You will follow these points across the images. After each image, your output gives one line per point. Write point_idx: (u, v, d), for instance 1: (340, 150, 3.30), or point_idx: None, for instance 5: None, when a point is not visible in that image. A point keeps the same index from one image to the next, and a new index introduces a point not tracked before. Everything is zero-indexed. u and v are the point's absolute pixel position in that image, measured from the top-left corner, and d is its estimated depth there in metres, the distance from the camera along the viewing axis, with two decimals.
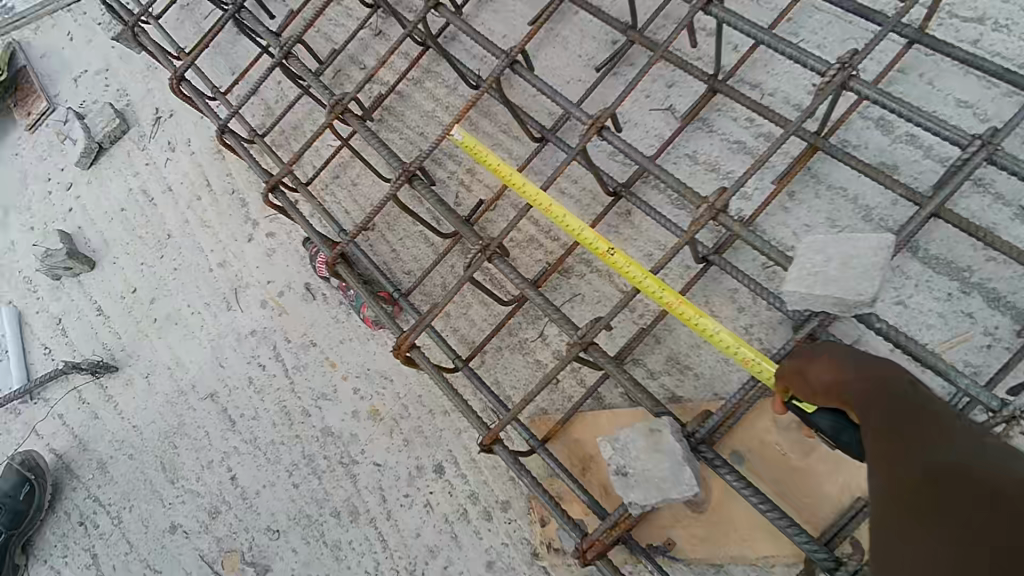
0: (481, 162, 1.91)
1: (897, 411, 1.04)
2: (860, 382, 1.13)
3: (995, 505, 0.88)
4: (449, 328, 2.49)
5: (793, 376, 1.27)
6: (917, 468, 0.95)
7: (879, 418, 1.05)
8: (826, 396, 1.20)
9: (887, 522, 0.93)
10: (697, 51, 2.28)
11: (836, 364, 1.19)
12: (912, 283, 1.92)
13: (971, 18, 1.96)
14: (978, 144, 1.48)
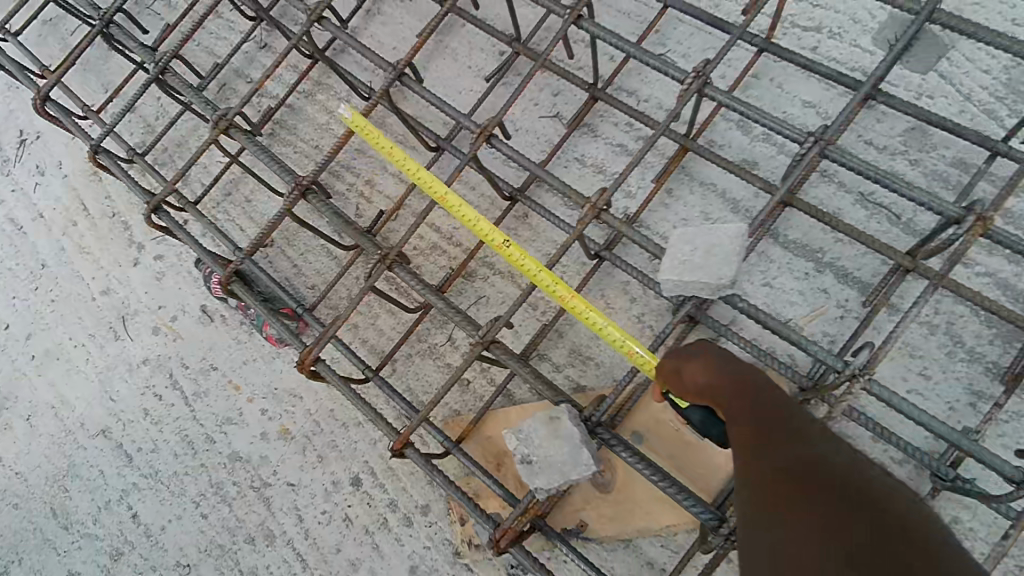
0: (374, 144, 1.83)
1: (763, 417, 1.23)
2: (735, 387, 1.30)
3: (843, 495, 1.07)
4: (357, 340, 2.49)
5: (670, 375, 1.41)
6: (783, 464, 1.15)
7: (751, 425, 1.23)
8: (700, 395, 1.36)
9: (764, 518, 1.11)
10: (576, 61, 2.41)
11: (710, 363, 1.35)
12: (776, 266, 2.16)
13: (810, 27, 2.21)
14: (811, 140, 1.69)
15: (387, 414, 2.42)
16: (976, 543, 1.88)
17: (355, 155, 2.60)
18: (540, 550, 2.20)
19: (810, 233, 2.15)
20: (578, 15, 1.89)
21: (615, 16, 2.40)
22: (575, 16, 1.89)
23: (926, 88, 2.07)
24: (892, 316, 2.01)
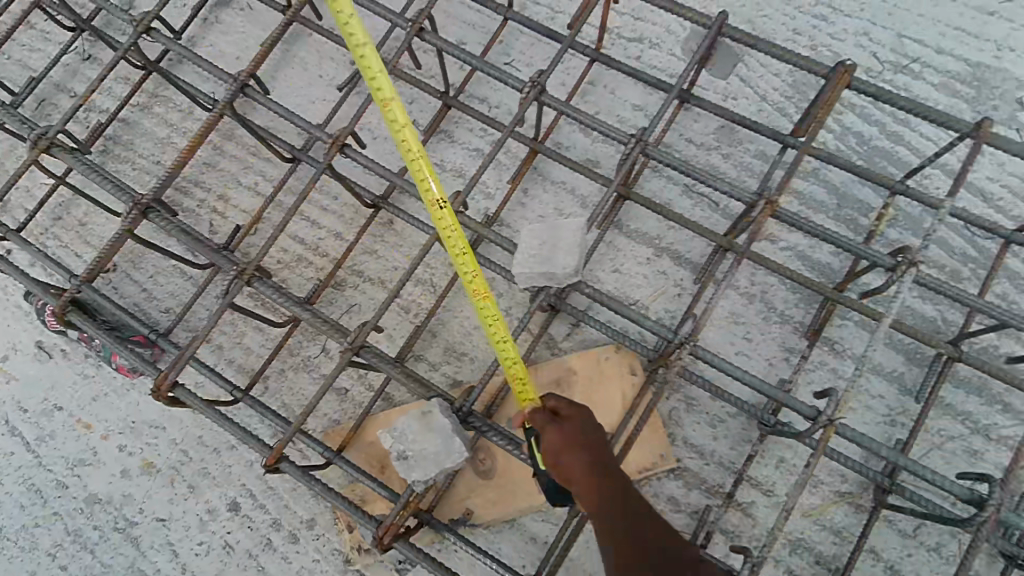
0: (352, 36, 1.28)
1: (618, 498, 1.57)
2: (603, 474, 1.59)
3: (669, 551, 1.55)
4: (223, 361, 2.43)
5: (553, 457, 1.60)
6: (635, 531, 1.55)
7: (619, 507, 1.56)
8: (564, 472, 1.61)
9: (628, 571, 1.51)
10: (425, 70, 2.50)
11: (585, 451, 1.60)
12: (622, 254, 2.43)
13: (633, 38, 2.50)
14: (634, 141, 1.92)
15: (261, 433, 2.37)
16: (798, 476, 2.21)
17: (203, 169, 2.50)
18: (429, 543, 2.29)
19: (648, 223, 2.44)
20: (419, 27, 2.00)
21: (462, 27, 2.54)
22: (416, 29, 1.99)
23: (730, 91, 2.42)
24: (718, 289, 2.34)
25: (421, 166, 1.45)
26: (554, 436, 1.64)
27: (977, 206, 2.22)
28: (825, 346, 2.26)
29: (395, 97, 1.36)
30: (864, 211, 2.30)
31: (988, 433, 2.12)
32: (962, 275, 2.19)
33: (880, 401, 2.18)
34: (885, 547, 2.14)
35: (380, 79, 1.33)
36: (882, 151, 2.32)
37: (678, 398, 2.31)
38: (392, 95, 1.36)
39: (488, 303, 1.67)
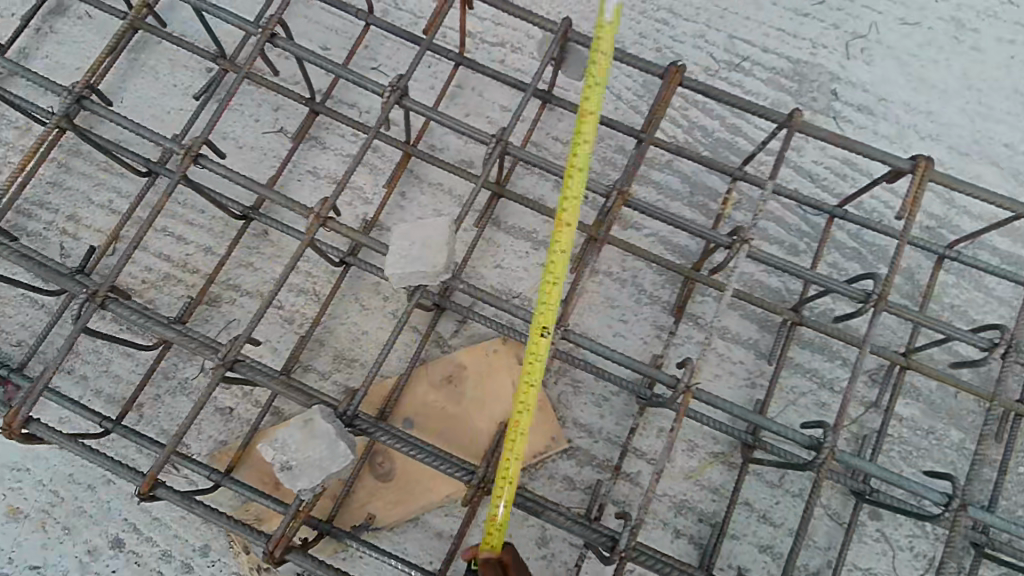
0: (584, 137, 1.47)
1: None
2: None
3: None
4: (88, 391, 2.32)
5: None
6: None
7: None
8: None
9: None
10: (283, 76, 2.50)
11: None
12: (503, 250, 2.53)
13: (496, 43, 2.67)
14: (495, 142, 2.02)
15: (141, 462, 2.28)
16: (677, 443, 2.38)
17: (49, 189, 2.39)
18: (333, 553, 2.25)
19: (524, 218, 2.55)
20: (271, 32, 2.00)
21: (325, 33, 2.59)
22: (268, 35, 1.98)
23: (589, 91, 2.62)
24: (594, 277, 2.50)
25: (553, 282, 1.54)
26: None
27: (805, 186, 2.53)
28: (690, 321, 2.47)
29: (558, 279, 1.53)
30: (713, 198, 2.58)
31: (833, 385, 2.38)
32: (798, 248, 2.49)
33: (740, 365, 2.43)
34: (759, 500, 2.30)
35: (574, 203, 1.50)
36: (725, 141, 2.60)
37: (565, 382, 2.44)
38: (559, 266, 1.53)
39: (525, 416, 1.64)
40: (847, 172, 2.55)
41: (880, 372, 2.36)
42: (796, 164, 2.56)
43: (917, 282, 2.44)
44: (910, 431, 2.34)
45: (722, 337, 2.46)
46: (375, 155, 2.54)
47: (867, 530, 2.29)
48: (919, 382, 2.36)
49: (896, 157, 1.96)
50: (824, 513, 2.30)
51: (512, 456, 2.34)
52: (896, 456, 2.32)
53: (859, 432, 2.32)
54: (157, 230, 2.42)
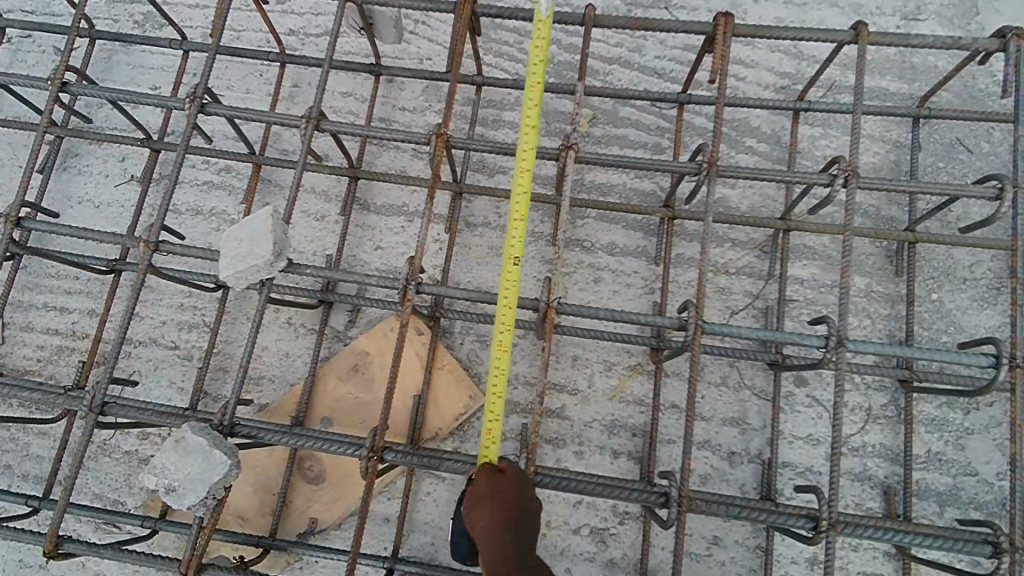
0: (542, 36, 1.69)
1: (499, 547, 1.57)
2: (519, 529, 1.60)
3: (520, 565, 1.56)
4: (16, 478, 2.34)
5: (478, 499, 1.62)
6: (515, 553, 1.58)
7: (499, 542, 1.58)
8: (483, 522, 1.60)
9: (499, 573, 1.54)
10: (112, 122, 2.62)
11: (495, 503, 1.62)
12: (378, 231, 2.52)
13: (319, 33, 2.70)
14: (304, 120, 1.97)
15: (84, 530, 2.31)
16: (593, 367, 2.35)
17: None
18: (288, 566, 2.28)
19: (391, 194, 2.54)
20: (62, 81, 2.02)
21: (151, 73, 2.71)
22: (59, 83, 2.01)
23: (423, 53, 2.63)
24: (471, 230, 2.49)
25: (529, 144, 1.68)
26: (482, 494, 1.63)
27: (654, 83, 2.58)
28: (577, 247, 2.44)
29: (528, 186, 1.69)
30: (566, 120, 2.56)
31: (727, 269, 2.40)
32: (662, 145, 2.52)
33: (635, 276, 2.41)
34: (684, 399, 2.31)
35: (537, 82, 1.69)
36: (567, 64, 2.61)
37: (472, 340, 2.40)
38: (528, 179, 1.68)
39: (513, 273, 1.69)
40: (691, 58, 2.59)
41: (768, 243, 2.40)
42: (640, 65, 2.60)
43: (784, 144, 2.50)
44: (814, 290, 2.37)
45: (611, 252, 2.43)
46: (230, 175, 2.57)
47: (797, 399, 2.29)
48: (810, 240, 2.39)
49: (700, 23, 1.93)
50: (752, 394, 2.29)
51: (435, 425, 2.32)
52: (807, 318, 2.34)
53: (763, 306, 2.36)
54: (38, 307, 2.47)
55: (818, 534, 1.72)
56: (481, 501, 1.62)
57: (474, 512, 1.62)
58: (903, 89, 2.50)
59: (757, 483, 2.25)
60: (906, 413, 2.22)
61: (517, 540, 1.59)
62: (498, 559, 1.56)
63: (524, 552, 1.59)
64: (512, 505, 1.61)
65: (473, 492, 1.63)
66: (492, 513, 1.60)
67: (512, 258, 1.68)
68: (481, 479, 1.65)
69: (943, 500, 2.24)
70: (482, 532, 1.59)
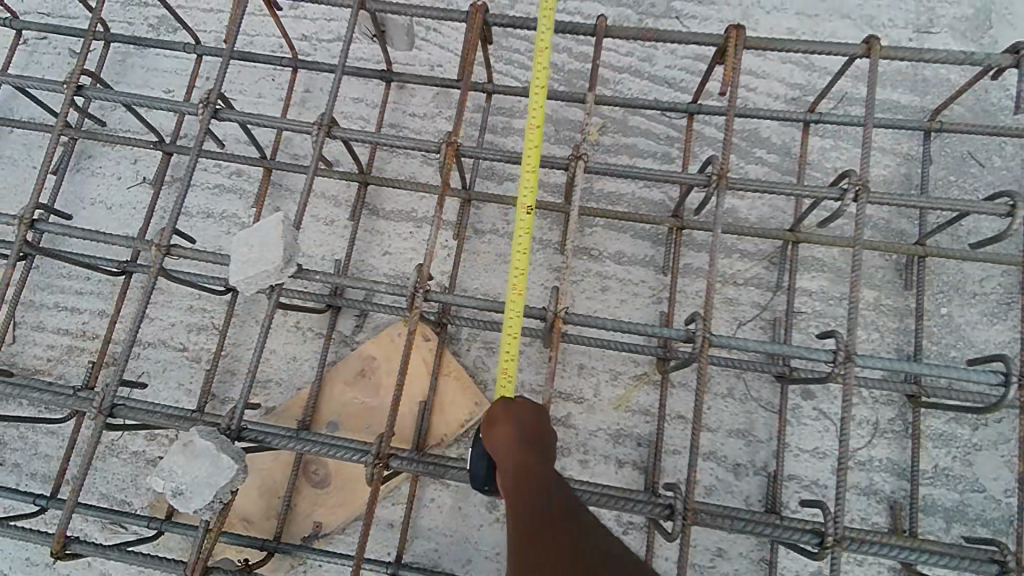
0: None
1: (529, 474, 1.39)
2: (541, 449, 1.46)
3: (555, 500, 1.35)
4: (24, 476, 2.36)
5: (505, 419, 1.50)
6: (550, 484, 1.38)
7: (525, 469, 1.40)
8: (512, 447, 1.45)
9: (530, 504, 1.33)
10: (126, 125, 2.65)
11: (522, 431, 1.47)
12: (387, 237, 2.53)
13: (332, 38, 2.72)
14: (316, 127, 1.98)
15: (90, 530, 2.33)
16: (599, 376, 2.35)
17: None
18: (292, 569, 2.29)
19: (400, 200, 2.55)
20: (77, 84, 2.04)
21: (164, 77, 2.74)
22: (74, 87, 2.02)
23: (434, 60, 2.66)
24: (480, 237, 2.50)
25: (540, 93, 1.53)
26: (506, 426, 1.49)
27: (664, 93, 2.59)
28: (585, 256, 2.44)
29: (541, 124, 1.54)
30: (576, 129, 2.57)
31: (735, 280, 2.40)
32: (671, 155, 2.53)
33: (643, 285, 2.41)
34: (690, 409, 2.31)
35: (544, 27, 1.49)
36: (577, 72, 2.62)
37: (478, 347, 2.41)
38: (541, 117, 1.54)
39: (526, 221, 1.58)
40: (701, 68, 2.60)
41: (777, 254, 2.40)
42: (650, 74, 2.61)
43: (793, 155, 2.51)
44: (823, 302, 2.37)
45: (619, 261, 2.43)
46: (242, 179, 2.60)
47: (804, 412, 2.29)
48: (818, 252, 2.39)
49: (712, 35, 1.93)
50: (758, 406, 2.29)
51: (441, 431, 2.32)
52: (814, 331, 2.34)
53: (771, 317, 2.36)
54: (49, 307, 2.50)
55: (823, 550, 1.71)
56: (498, 420, 1.51)
57: (492, 435, 1.51)
58: (915, 102, 2.50)
59: (762, 495, 2.24)
60: (913, 428, 2.22)
61: (541, 457, 1.44)
62: (517, 473, 1.39)
63: (548, 469, 1.42)
64: (531, 422, 1.50)
65: (490, 412, 1.54)
66: (509, 427, 1.48)
67: (523, 208, 1.56)
68: (498, 401, 1.56)
69: (949, 516, 2.23)
70: (505, 454, 1.44)
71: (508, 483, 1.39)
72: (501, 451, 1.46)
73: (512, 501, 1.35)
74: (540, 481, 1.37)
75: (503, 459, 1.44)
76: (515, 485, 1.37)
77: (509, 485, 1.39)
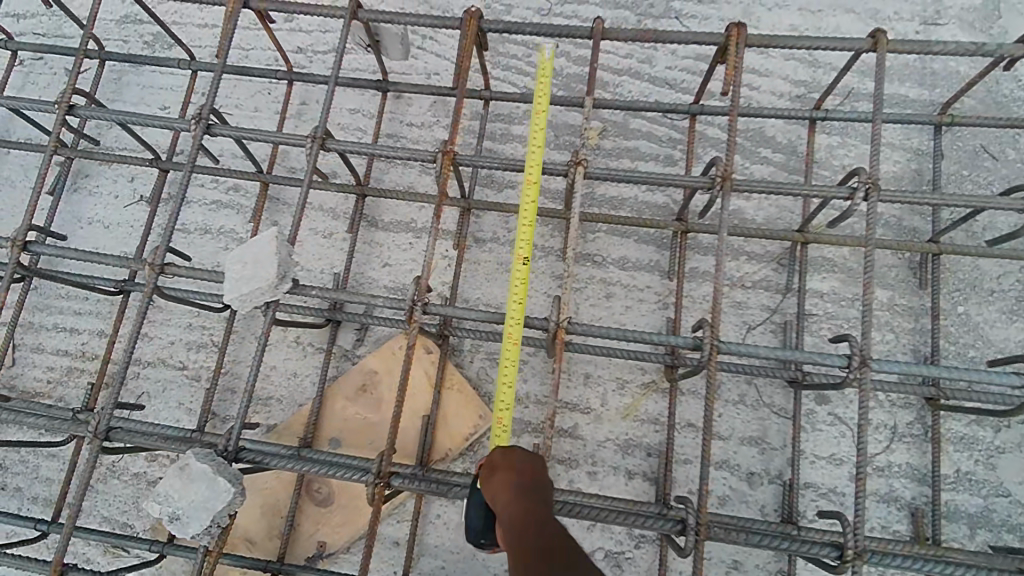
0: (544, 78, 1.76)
1: (527, 520, 1.35)
2: (538, 497, 1.42)
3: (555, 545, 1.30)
4: (25, 500, 2.33)
5: (504, 467, 1.47)
6: (552, 530, 1.34)
7: (524, 514, 1.36)
8: (511, 495, 1.41)
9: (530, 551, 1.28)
10: (122, 143, 2.65)
11: (521, 478, 1.44)
12: (386, 248, 2.49)
13: (327, 50, 2.70)
14: (310, 140, 1.93)
15: (93, 554, 2.29)
16: (605, 385, 2.30)
17: None
18: None
19: (399, 211, 2.51)
20: (69, 104, 2.01)
21: (160, 94, 2.73)
22: (65, 107, 2.00)
23: (431, 68, 2.63)
24: (480, 246, 2.45)
25: (536, 158, 1.74)
26: (503, 474, 1.46)
27: (665, 94, 2.54)
28: (588, 262, 2.39)
29: (537, 195, 1.73)
30: (576, 133, 2.52)
31: (743, 283, 2.34)
32: (674, 157, 2.48)
33: (648, 291, 2.35)
34: (700, 417, 2.25)
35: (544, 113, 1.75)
36: (576, 76, 2.58)
37: (481, 358, 2.36)
38: (536, 189, 1.73)
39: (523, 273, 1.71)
40: (703, 68, 2.56)
41: (786, 255, 2.34)
42: (650, 76, 2.57)
43: (800, 154, 2.46)
44: (834, 304, 2.32)
45: (623, 267, 2.38)
46: (239, 194, 2.57)
47: (819, 417, 2.22)
48: (828, 253, 2.34)
49: (712, 34, 1.88)
50: (771, 412, 2.22)
51: (444, 447, 2.26)
52: (827, 334, 2.28)
53: (782, 321, 2.30)
54: (48, 328, 2.48)
55: (843, 564, 1.64)
56: (497, 469, 1.48)
57: (489, 484, 1.47)
58: (923, 95, 2.44)
59: (777, 505, 2.17)
60: (932, 431, 2.14)
61: (539, 505, 1.40)
62: (514, 525, 1.35)
63: (547, 518, 1.37)
64: (529, 470, 1.47)
65: (488, 461, 1.51)
66: (507, 476, 1.45)
67: (520, 260, 1.70)
68: (496, 449, 1.54)
69: (974, 522, 2.15)
70: (504, 503, 1.41)
71: (507, 534, 1.35)
72: (499, 500, 1.43)
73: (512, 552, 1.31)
74: (538, 527, 1.34)
75: (501, 508, 1.40)
76: (514, 536, 1.33)
77: (508, 537, 1.35)
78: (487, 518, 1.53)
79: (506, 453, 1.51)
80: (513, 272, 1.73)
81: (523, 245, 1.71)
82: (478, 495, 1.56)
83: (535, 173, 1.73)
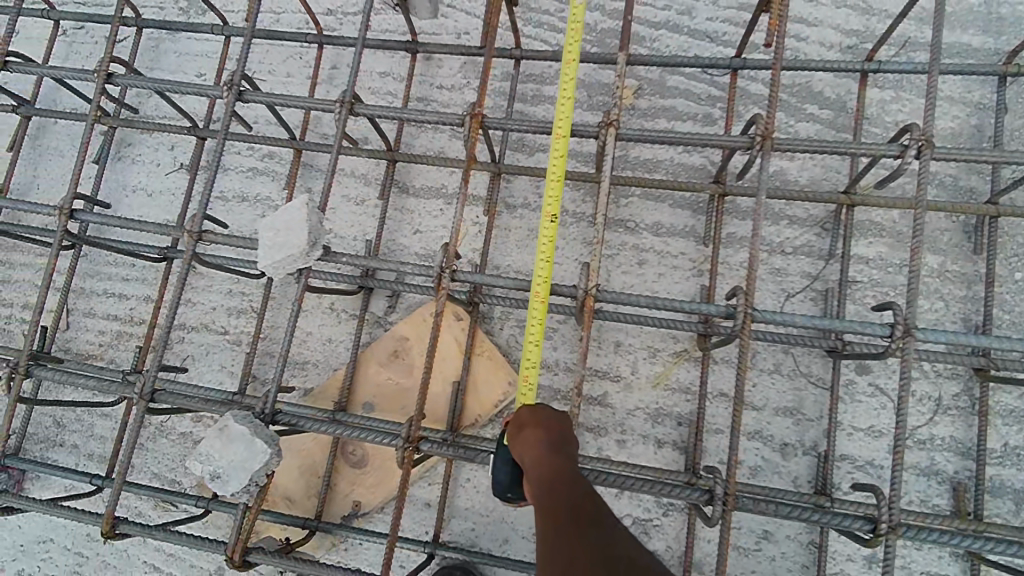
0: (575, 21, 1.67)
1: (556, 476, 1.34)
2: (567, 456, 1.41)
3: (583, 502, 1.29)
4: (82, 457, 2.49)
5: (532, 425, 1.48)
6: (579, 486, 1.33)
7: (551, 472, 1.35)
8: (539, 453, 1.41)
9: (558, 505, 1.28)
10: (162, 111, 2.71)
11: (549, 438, 1.43)
12: (416, 214, 2.49)
13: (355, 11, 2.66)
14: (338, 104, 1.91)
15: (144, 508, 2.45)
16: (635, 353, 2.27)
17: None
18: (334, 545, 2.35)
19: (430, 176, 2.50)
20: (107, 72, 2.04)
21: (196, 60, 2.76)
22: (105, 75, 2.03)
23: (461, 27, 2.57)
24: (510, 212, 2.43)
25: (565, 108, 1.68)
26: (531, 432, 1.46)
27: (706, 48, 2.43)
28: (621, 228, 2.34)
29: (566, 150, 1.67)
30: (609, 93, 2.44)
31: (783, 249, 2.26)
32: (713, 116, 2.38)
33: (682, 257, 2.29)
34: (732, 387, 2.21)
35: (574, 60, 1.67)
36: (611, 31, 2.48)
37: (511, 325, 2.37)
38: (565, 144, 1.67)
39: (550, 229, 1.67)
40: (746, 19, 2.43)
41: (830, 219, 2.24)
42: (690, 29, 2.45)
43: (849, 110, 2.32)
44: (880, 270, 2.22)
45: (656, 233, 2.32)
46: (273, 161, 2.61)
47: (858, 388, 2.16)
48: (875, 217, 2.23)
49: None
50: (808, 382, 2.17)
51: (472, 415, 2.28)
52: (871, 302, 2.19)
53: (824, 288, 2.22)
54: (98, 294, 2.60)
55: (876, 537, 1.60)
56: (524, 427, 1.49)
57: (518, 442, 1.48)
58: (987, 44, 2.25)
59: (811, 476, 2.13)
60: (981, 404, 2.05)
61: (567, 463, 1.39)
62: (543, 483, 1.34)
63: (575, 476, 1.36)
64: (556, 429, 1.46)
65: (517, 420, 1.52)
66: (535, 434, 1.45)
67: (548, 217, 1.67)
68: (525, 409, 1.54)
69: (1020, 498, 2.07)
70: (531, 460, 1.40)
71: (535, 490, 1.35)
72: (528, 458, 1.42)
73: (542, 508, 1.30)
74: (566, 484, 1.33)
75: (529, 466, 1.40)
76: (543, 491, 1.32)
77: (537, 494, 1.34)
78: (514, 474, 1.55)
79: (533, 413, 1.51)
80: (541, 230, 1.69)
81: (552, 199, 1.67)
82: (504, 451, 1.57)
83: (564, 124, 1.68)
